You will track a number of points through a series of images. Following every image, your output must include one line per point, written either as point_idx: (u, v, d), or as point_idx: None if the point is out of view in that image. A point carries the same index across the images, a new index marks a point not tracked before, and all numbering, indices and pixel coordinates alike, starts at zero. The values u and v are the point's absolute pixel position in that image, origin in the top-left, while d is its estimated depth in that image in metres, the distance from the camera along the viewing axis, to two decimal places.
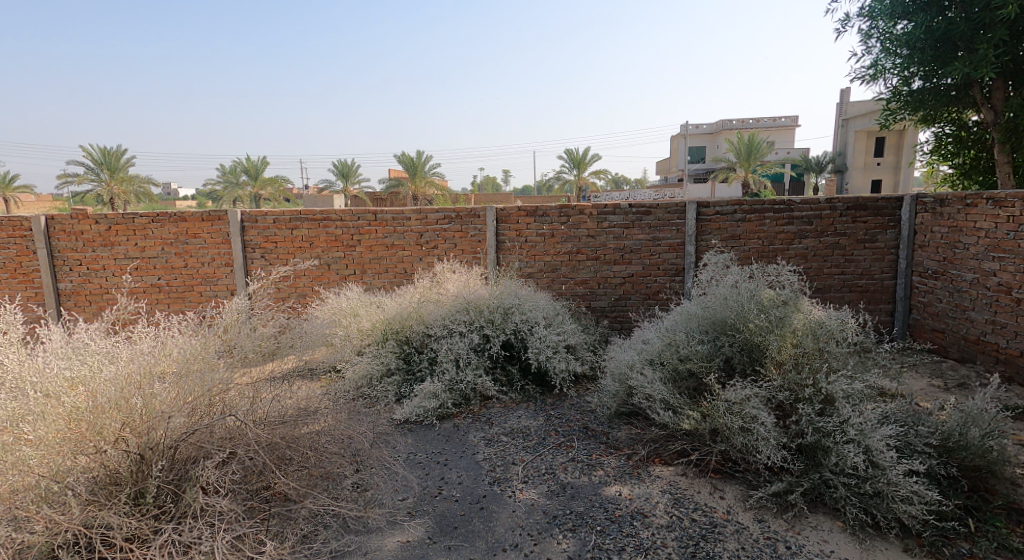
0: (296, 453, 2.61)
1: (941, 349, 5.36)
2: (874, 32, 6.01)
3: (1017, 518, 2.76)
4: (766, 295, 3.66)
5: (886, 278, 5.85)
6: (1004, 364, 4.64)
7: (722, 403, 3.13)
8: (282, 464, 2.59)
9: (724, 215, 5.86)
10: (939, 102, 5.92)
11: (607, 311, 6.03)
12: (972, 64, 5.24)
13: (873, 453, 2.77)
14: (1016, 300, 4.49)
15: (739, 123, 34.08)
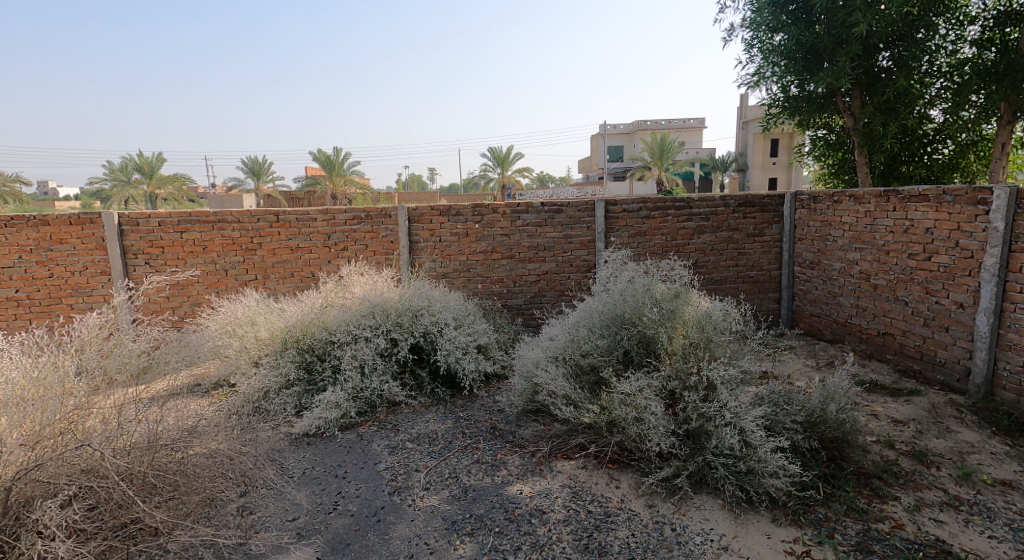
0: (163, 481, 2.42)
1: (816, 331, 5.93)
2: (756, 42, 6.50)
3: (864, 482, 3.13)
4: (659, 289, 3.87)
5: (773, 269, 6.35)
6: (866, 344, 5.20)
7: (617, 395, 3.28)
8: (148, 494, 2.40)
9: (630, 212, 6.10)
10: (810, 109, 6.49)
11: (523, 308, 6.12)
12: (834, 76, 5.76)
13: (747, 434, 3.02)
14: (873, 286, 5.07)
15: (649, 122, 35.66)
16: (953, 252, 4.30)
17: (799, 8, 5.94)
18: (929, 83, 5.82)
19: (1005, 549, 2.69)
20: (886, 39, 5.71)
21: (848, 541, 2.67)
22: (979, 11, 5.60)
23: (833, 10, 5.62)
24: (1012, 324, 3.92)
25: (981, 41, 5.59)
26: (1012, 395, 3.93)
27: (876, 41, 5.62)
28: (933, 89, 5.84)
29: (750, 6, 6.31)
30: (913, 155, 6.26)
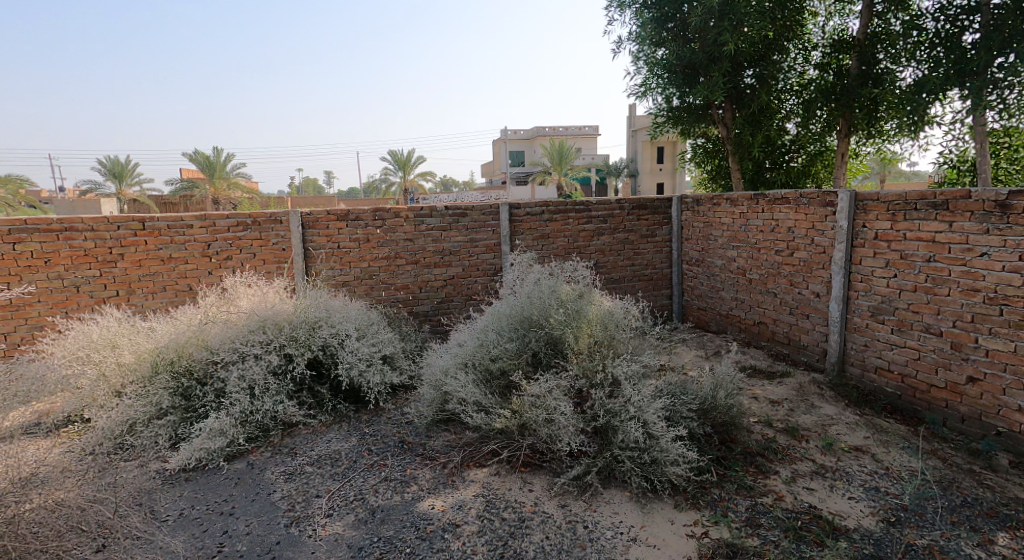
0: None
1: (704, 324, 6.37)
2: (642, 55, 6.84)
3: (750, 460, 3.40)
4: (564, 290, 3.92)
5: (664, 267, 6.70)
6: (745, 333, 5.80)
7: (528, 398, 3.27)
8: None
9: (534, 215, 6.16)
10: (691, 118, 6.94)
11: (430, 314, 5.97)
12: (709, 90, 6.20)
13: (649, 425, 3.13)
14: (748, 279, 5.68)
15: (547, 129, 36.60)
16: (810, 249, 4.93)
17: (677, 25, 6.30)
18: (783, 99, 6.43)
19: (863, 507, 3.05)
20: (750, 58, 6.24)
21: (739, 518, 2.87)
22: (818, 41, 6.30)
23: (705, 29, 6.01)
24: (857, 310, 4.52)
25: (822, 64, 6.20)
26: (858, 370, 4.54)
27: (743, 59, 6.12)
28: (788, 105, 6.48)
29: (635, 21, 6.57)
30: (775, 163, 6.89)
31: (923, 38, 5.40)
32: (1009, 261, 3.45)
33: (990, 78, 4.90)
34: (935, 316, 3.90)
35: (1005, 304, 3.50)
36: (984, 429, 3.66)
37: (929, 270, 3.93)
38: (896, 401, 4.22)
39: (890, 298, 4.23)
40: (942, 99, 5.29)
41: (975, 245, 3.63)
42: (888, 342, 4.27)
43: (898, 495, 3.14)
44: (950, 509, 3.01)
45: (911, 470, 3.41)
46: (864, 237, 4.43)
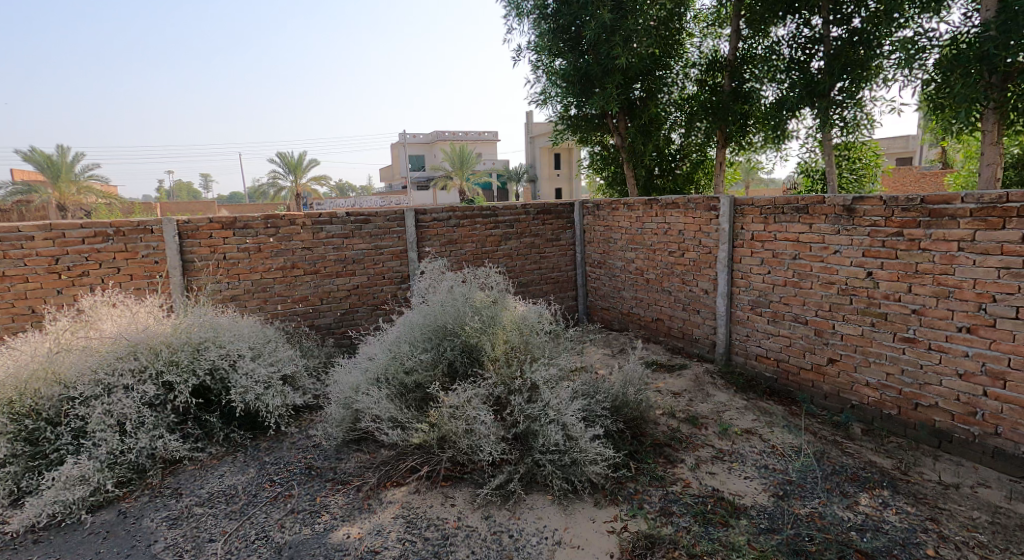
0: None
1: (608, 323, 6.58)
2: (540, 64, 6.93)
3: (659, 451, 3.75)
4: (478, 297, 3.82)
5: (569, 270, 6.81)
6: (644, 330, 6.07)
7: (446, 409, 3.12)
8: None
9: (440, 221, 6.00)
10: (588, 127, 7.12)
11: (333, 328, 5.63)
12: (604, 99, 6.36)
13: (568, 427, 3.10)
14: (646, 279, 5.94)
15: (447, 134, 36.34)
16: (698, 249, 5.28)
17: (573, 37, 6.42)
18: (667, 112, 6.69)
19: (756, 485, 3.42)
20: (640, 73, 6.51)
21: (653, 508, 3.13)
22: (695, 60, 6.70)
23: (599, 42, 6.18)
24: (740, 304, 5.00)
25: (700, 80, 6.63)
26: (741, 357, 5.04)
27: (634, 74, 6.29)
28: (672, 117, 6.78)
29: (534, 30, 6.66)
30: (664, 170, 7.26)
31: (781, 61, 5.89)
32: (854, 257, 4.06)
33: (833, 99, 5.48)
34: (801, 307, 4.47)
35: (853, 294, 4.11)
36: (842, 404, 4.26)
37: (796, 266, 4.46)
38: (773, 384, 4.78)
39: (766, 292, 4.75)
40: (798, 117, 5.86)
41: (830, 244, 4.20)
42: (765, 332, 4.80)
43: (782, 470, 3.57)
44: (824, 478, 3.44)
45: (792, 447, 3.84)
46: (742, 238, 4.89)
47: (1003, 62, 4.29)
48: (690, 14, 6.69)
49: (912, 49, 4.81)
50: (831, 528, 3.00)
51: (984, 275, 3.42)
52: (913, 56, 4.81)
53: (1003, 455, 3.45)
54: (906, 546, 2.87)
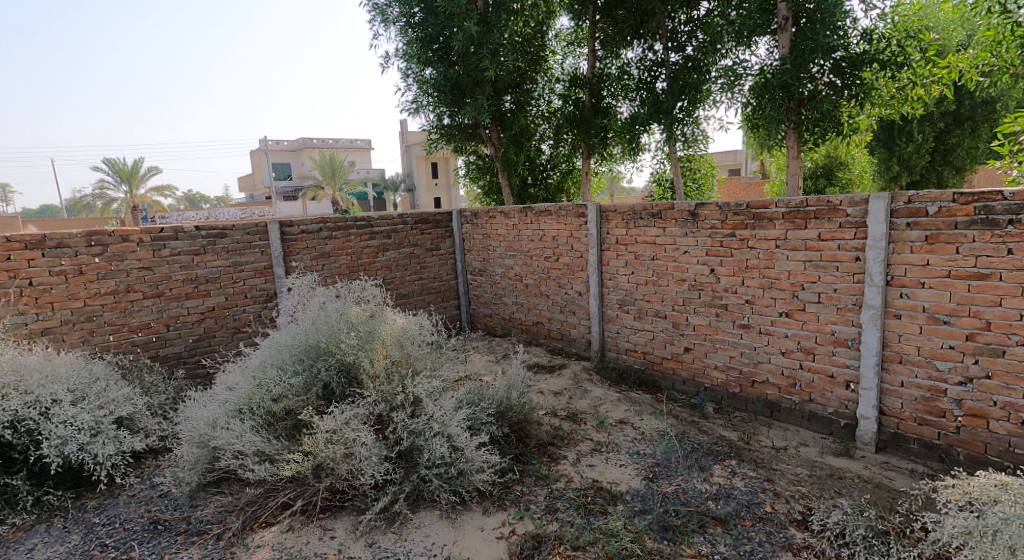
0: None
1: (491, 329, 6.65)
2: (410, 72, 6.83)
3: (543, 450, 3.92)
4: (353, 312, 3.65)
5: (451, 279, 6.80)
6: (526, 333, 6.21)
7: (321, 435, 2.94)
8: None
9: (310, 233, 5.66)
10: (462, 136, 7.13)
11: (184, 356, 5.05)
12: (477, 110, 6.42)
13: (454, 438, 3.09)
14: (526, 285, 6.08)
15: (315, 141, 34.56)
16: (571, 253, 5.52)
17: (442, 47, 6.41)
18: (536, 123, 6.98)
19: (630, 470, 3.68)
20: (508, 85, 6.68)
21: (539, 507, 3.23)
22: (559, 75, 6.98)
23: (467, 54, 6.22)
24: (609, 303, 5.28)
25: (564, 95, 6.94)
26: (613, 353, 5.34)
27: (503, 85, 6.47)
28: (541, 128, 7.10)
29: (400, 38, 6.55)
30: (536, 179, 7.46)
31: (633, 80, 6.41)
32: (699, 256, 4.50)
33: (676, 117, 6.02)
34: (660, 304, 4.85)
35: (701, 289, 4.54)
36: (697, 387, 4.70)
37: (654, 266, 4.82)
38: (641, 374, 5.12)
39: (630, 291, 5.07)
40: (649, 131, 6.32)
41: (680, 245, 4.61)
42: (632, 327, 5.12)
43: (651, 453, 3.87)
44: (685, 456, 3.78)
45: (658, 431, 4.17)
46: (608, 242, 5.17)
47: (798, 91, 5.05)
48: (551, 33, 7.00)
49: (734, 74, 5.45)
50: (692, 501, 3.31)
51: (795, 267, 3.97)
52: (735, 79, 5.45)
53: (817, 417, 4.01)
54: (750, 507, 3.25)
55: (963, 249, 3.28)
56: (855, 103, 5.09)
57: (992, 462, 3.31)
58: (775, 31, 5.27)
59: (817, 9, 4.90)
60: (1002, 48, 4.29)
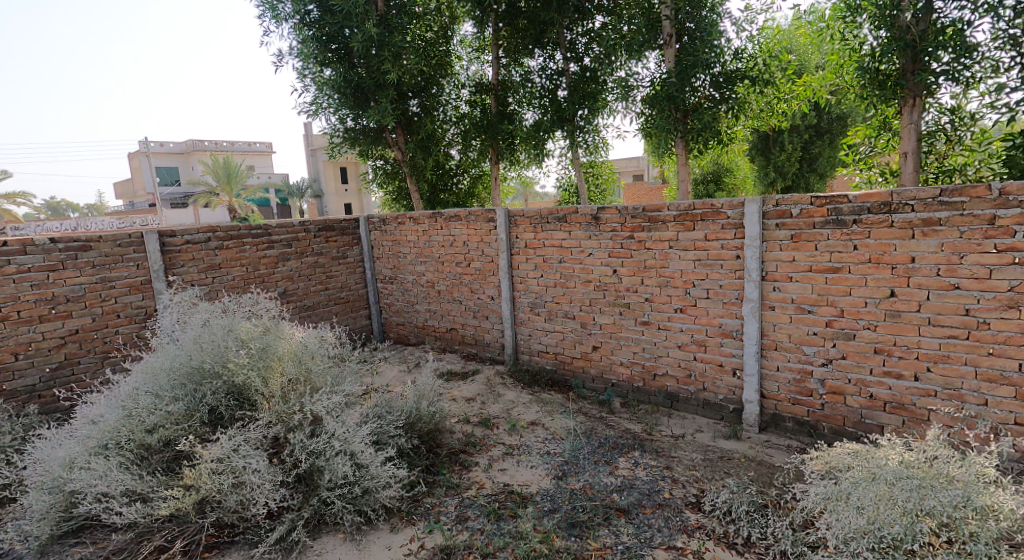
0: None
1: (404, 338, 6.50)
2: (307, 72, 6.49)
3: (455, 459, 3.91)
4: (243, 328, 3.43)
5: (360, 287, 6.59)
6: (440, 341, 6.13)
7: (206, 466, 2.75)
8: None
9: (196, 243, 5.24)
10: (366, 141, 6.87)
11: (40, 389, 4.44)
12: (380, 113, 6.17)
13: (357, 455, 3.01)
14: (438, 291, 6.00)
15: (207, 144, 32.20)
16: (482, 258, 5.53)
17: (341, 48, 6.16)
18: (444, 128, 6.91)
19: (540, 471, 3.74)
20: (413, 88, 6.54)
21: (450, 517, 3.20)
22: (465, 80, 6.97)
23: (368, 55, 6.02)
24: (521, 306, 5.34)
25: (471, 100, 6.92)
26: (526, 355, 5.40)
27: (407, 89, 6.34)
28: (449, 133, 7.04)
29: (294, 35, 6.22)
30: (446, 185, 7.37)
31: (536, 88, 6.52)
32: (603, 258, 4.67)
33: (577, 125, 6.26)
34: (569, 305, 4.97)
35: (606, 289, 4.71)
36: (605, 384, 4.87)
37: (562, 268, 4.94)
38: (553, 375, 5.22)
39: (540, 294, 5.16)
40: (553, 138, 6.46)
41: (585, 248, 4.76)
42: (544, 329, 5.21)
43: (560, 452, 3.96)
44: (592, 452, 3.91)
45: (568, 430, 4.27)
46: (518, 246, 5.24)
47: (684, 102, 5.41)
48: (456, 38, 6.97)
49: (627, 86, 5.74)
50: (598, 496, 3.42)
51: (686, 266, 4.23)
52: (628, 90, 5.74)
53: (710, 404, 4.29)
54: (652, 495, 3.42)
55: (821, 247, 3.66)
56: (732, 116, 5.54)
57: (849, 432, 3.71)
58: (662, 46, 5.57)
59: (696, 28, 5.28)
60: (842, 72, 4.85)
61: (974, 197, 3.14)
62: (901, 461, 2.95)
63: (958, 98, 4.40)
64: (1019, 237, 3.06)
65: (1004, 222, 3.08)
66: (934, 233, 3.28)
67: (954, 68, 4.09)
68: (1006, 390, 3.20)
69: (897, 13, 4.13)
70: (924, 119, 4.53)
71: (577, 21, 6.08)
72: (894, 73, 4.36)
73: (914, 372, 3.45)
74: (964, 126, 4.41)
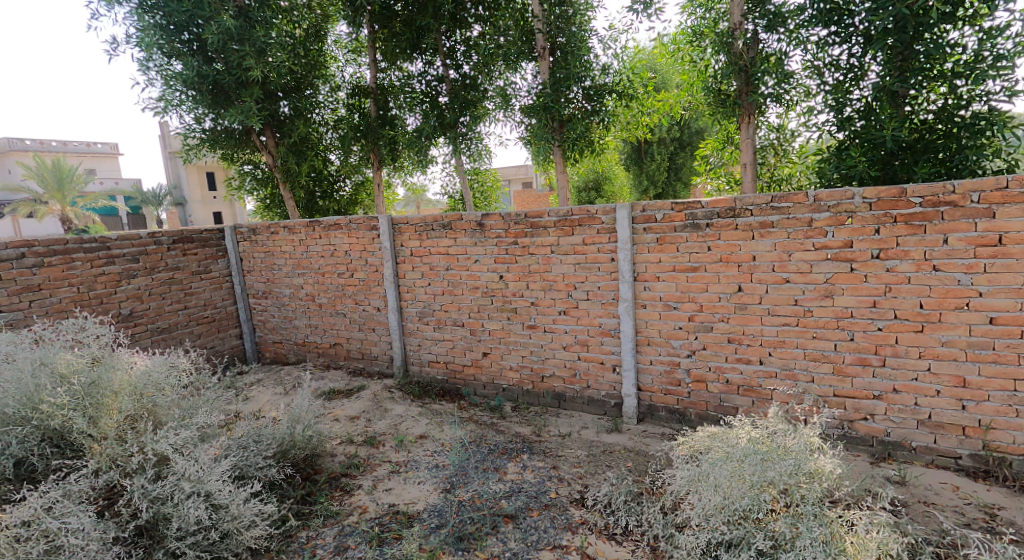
0: None
1: (282, 357, 6.01)
2: (152, 64, 5.71)
3: (335, 484, 3.66)
4: (66, 361, 3.05)
5: (228, 304, 5.97)
6: (323, 357, 5.74)
7: (15, 530, 2.43)
8: None
9: (7, 260, 4.47)
10: (230, 143, 6.23)
11: None
12: (242, 113, 5.65)
13: (213, 496, 2.83)
14: (319, 304, 5.61)
15: (39, 145, 27.99)
16: (366, 268, 5.25)
17: (194, 39, 5.56)
18: (320, 131, 6.51)
19: (428, 486, 3.60)
20: (282, 88, 6.05)
21: (327, 550, 3.03)
22: (341, 82, 6.62)
23: (225, 48, 5.48)
24: (409, 316, 5.14)
25: (349, 104, 6.58)
26: (416, 366, 5.20)
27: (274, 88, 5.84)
28: (326, 137, 6.64)
29: (134, 22, 5.49)
30: (326, 192, 6.93)
31: (415, 92, 6.27)
32: (489, 264, 4.62)
33: (460, 132, 6.13)
34: (458, 312, 4.86)
35: (494, 295, 4.67)
36: (496, 390, 4.82)
37: (449, 275, 4.82)
38: (445, 384, 5.08)
39: (429, 303, 5.01)
40: (436, 144, 6.32)
41: (471, 254, 4.68)
42: (433, 338, 5.05)
43: (449, 463, 3.84)
44: (481, 460, 3.83)
45: (457, 440, 4.15)
46: (403, 254, 5.04)
47: (560, 112, 5.53)
48: (330, 38, 6.61)
49: (507, 95, 5.84)
50: (486, 504, 3.36)
51: (568, 269, 4.30)
52: (508, 100, 5.84)
53: (594, 400, 4.40)
54: (539, 497, 3.42)
55: (681, 248, 3.90)
56: (603, 127, 5.76)
57: (711, 415, 3.98)
58: (537, 59, 5.68)
59: (567, 43, 5.52)
60: (693, 90, 5.30)
61: (796, 202, 3.53)
62: (750, 438, 3.17)
63: (782, 118, 4.94)
64: (830, 237, 3.47)
65: (819, 224, 3.49)
66: (768, 234, 3.62)
67: (778, 91, 4.55)
68: (827, 367, 3.61)
69: (732, 41, 4.64)
70: (756, 135, 5.05)
71: (454, 27, 6.01)
72: (732, 93, 4.84)
73: (759, 357, 3.79)
74: (786, 141, 4.95)
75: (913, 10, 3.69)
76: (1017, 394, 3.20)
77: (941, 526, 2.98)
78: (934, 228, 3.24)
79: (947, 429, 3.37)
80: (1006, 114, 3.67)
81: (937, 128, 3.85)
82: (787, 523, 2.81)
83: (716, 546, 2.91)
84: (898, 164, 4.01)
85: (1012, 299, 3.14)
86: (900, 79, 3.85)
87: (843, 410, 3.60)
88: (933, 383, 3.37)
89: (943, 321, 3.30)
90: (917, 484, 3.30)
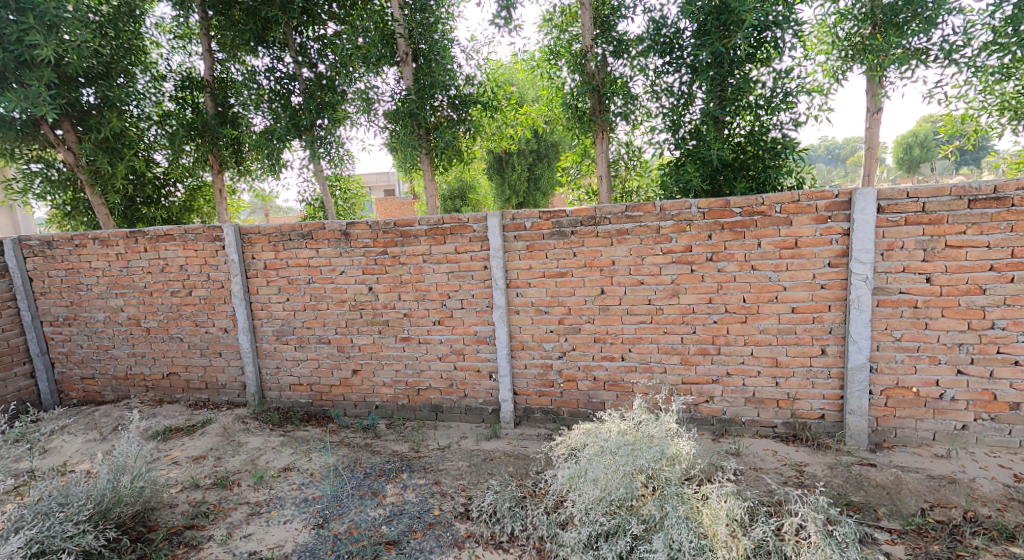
0: None
1: (95, 396, 5.03)
2: None
3: (177, 540, 3.06)
4: None
5: (11, 336, 4.85)
6: (153, 391, 4.89)
7: None
8: None
9: None
10: (8, 136, 5.10)
11: None
12: (27, 99, 4.65)
13: None
14: (146, 329, 4.77)
15: None
16: (207, 284, 4.54)
17: None
18: (139, 126, 5.58)
19: (296, 524, 3.14)
20: (84, 73, 5.10)
21: None
22: (166, 72, 5.75)
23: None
24: (263, 336, 4.53)
25: (177, 97, 5.73)
26: (275, 391, 4.60)
27: (72, 71, 4.88)
28: (149, 134, 5.69)
29: None
30: (149, 198, 5.97)
31: (262, 91, 5.57)
32: (357, 275, 4.20)
33: (316, 135, 5.57)
34: (323, 328, 4.37)
35: (362, 308, 4.26)
36: (369, 408, 4.41)
37: (311, 290, 4.32)
38: (309, 408, 4.54)
39: (287, 320, 4.45)
40: (289, 147, 5.66)
41: (336, 265, 4.23)
42: (294, 359, 4.49)
43: (320, 494, 3.38)
44: (357, 485, 3.43)
45: (328, 467, 3.67)
46: (254, 268, 4.42)
47: (425, 120, 5.28)
48: (149, 21, 5.70)
49: (368, 99, 5.42)
50: (364, 534, 3.01)
51: (441, 278, 4.04)
52: (370, 104, 5.42)
53: (471, 409, 4.17)
54: (424, 518, 3.12)
55: (549, 255, 3.82)
56: (469, 136, 5.58)
57: (583, 413, 3.94)
58: (399, 64, 5.33)
59: (430, 51, 5.25)
60: (552, 106, 5.27)
61: (646, 212, 3.60)
62: (620, 432, 3.14)
63: (629, 135, 5.12)
64: (674, 242, 3.58)
65: (666, 231, 3.58)
66: (624, 241, 3.67)
67: (626, 110, 4.77)
68: (676, 358, 3.72)
69: (584, 62, 4.73)
70: (609, 150, 5.15)
71: (306, 23, 5.51)
72: (588, 110, 4.88)
73: (621, 353, 3.81)
74: (634, 156, 5.14)
75: (726, 48, 4.04)
76: (812, 367, 3.51)
77: (768, 488, 3.14)
78: (752, 233, 3.46)
79: (766, 403, 3.62)
80: (795, 140, 4.17)
81: (748, 149, 4.25)
82: (655, 505, 2.81)
83: (596, 538, 2.83)
84: (721, 179, 4.33)
85: (806, 292, 3.44)
86: (721, 106, 4.17)
87: (691, 396, 3.73)
88: (754, 364, 3.60)
89: (760, 312, 3.54)
90: (748, 453, 3.48)
